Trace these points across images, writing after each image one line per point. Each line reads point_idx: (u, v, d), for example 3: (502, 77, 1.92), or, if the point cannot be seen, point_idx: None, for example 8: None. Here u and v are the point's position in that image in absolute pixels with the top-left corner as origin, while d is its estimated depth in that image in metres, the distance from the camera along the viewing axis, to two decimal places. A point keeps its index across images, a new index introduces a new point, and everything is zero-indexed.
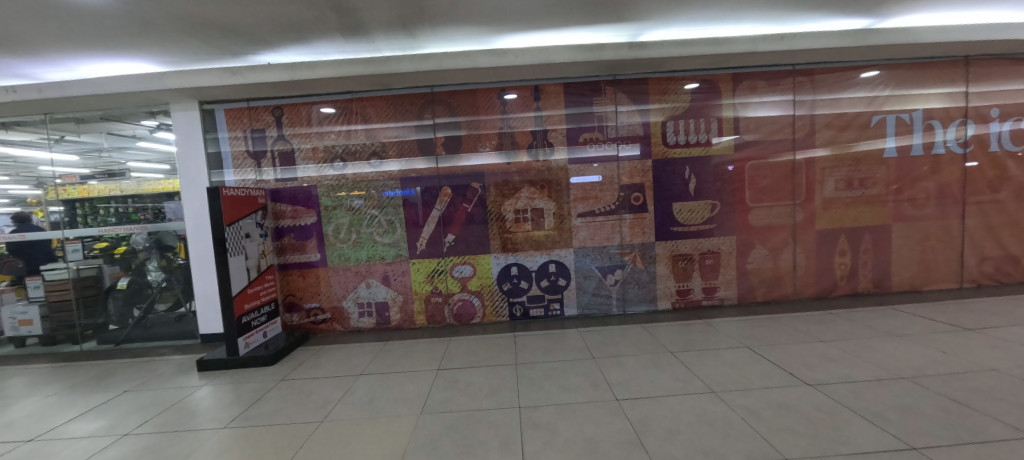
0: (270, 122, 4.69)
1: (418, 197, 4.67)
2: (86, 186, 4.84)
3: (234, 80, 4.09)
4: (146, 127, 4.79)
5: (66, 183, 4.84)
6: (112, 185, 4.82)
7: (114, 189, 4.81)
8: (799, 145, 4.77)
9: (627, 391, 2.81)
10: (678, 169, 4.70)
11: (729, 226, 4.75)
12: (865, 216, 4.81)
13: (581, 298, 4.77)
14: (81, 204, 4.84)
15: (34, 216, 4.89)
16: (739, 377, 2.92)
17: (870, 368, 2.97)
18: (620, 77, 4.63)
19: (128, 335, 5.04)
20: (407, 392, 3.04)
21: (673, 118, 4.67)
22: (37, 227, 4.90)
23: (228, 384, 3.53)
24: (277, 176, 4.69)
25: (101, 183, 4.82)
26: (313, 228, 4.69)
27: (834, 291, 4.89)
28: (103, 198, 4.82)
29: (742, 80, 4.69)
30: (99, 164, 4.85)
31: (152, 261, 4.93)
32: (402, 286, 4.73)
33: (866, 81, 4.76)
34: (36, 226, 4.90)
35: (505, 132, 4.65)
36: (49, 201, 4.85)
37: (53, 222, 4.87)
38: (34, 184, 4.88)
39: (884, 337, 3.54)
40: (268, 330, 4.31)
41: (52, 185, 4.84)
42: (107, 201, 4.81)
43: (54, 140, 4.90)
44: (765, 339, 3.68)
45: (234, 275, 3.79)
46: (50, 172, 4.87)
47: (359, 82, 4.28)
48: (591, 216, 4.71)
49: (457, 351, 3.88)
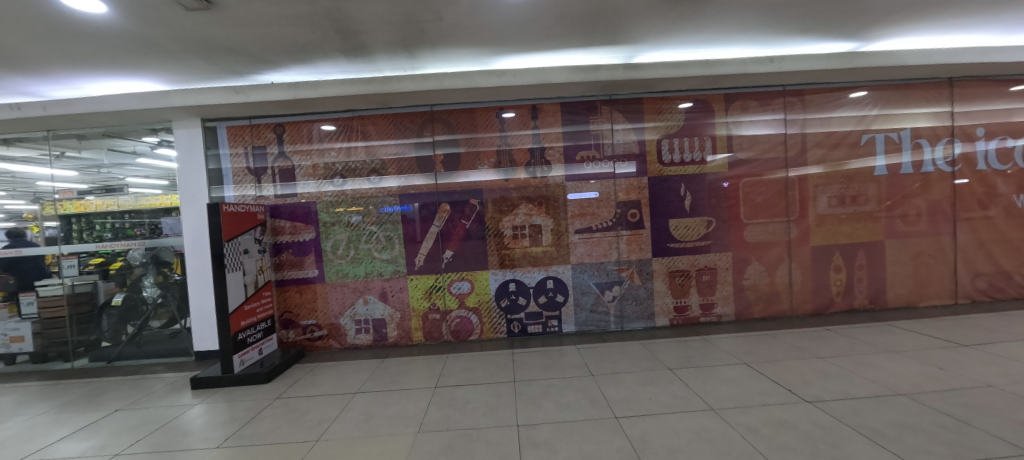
0: (271, 140, 4.76)
1: (416, 214, 4.71)
2: (84, 201, 4.87)
3: (236, 99, 4.12)
4: (146, 144, 4.85)
5: (64, 198, 4.86)
6: (110, 201, 4.84)
7: (111, 205, 4.84)
8: (792, 163, 4.87)
9: (627, 409, 2.79)
10: (673, 186, 4.77)
11: (725, 242, 4.80)
12: (859, 233, 4.88)
13: (579, 315, 4.76)
14: (77, 219, 4.86)
15: (29, 231, 4.88)
16: (738, 394, 2.91)
17: (868, 385, 2.97)
18: (616, 97, 4.75)
19: (120, 352, 4.96)
20: (404, 411, 3.00)
21: (668, 137, 4.77)
22: (32, 242, 4.88)
23: (222, 402, 3.48)
24: (277, 192, 4.73)
25: (98, 199, 4.87)
26: (312, 244, 4.70)
27: (830, 308, 4.90)
28: (100, 213, 4.85)
29: (734, 100, 4.82)
30: (97, 180, 4.90)
31: (148, 277, 4.91)
32: (399, 302, 4.71)
33: (854, 101, 4.89)
34: (31, 242, 4.88)
35: (503, 149, 4.73)
36: (46, 216, 4.86)
37: (48, 237, 4.86)
38: (31, 199, 4.89)
39: (881, 353, 3.54)
40: (264, 347, 4.26)
41: (50, 201, 4.86)
42: (104, 216, 4.84)
43: (54, 156, 4.94)
44: (763, 355, 3.67)
45: (231, 291, 3.77)
46: (48, 188, 4.89)
47: (360, 101, 4.37)
48: (588, 233, 4.75)
49: (455, 368, 3.84)
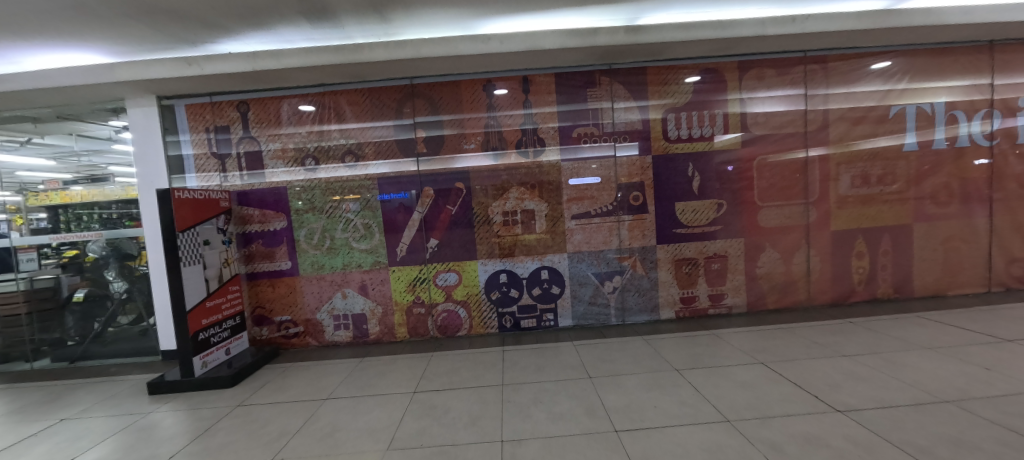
0: (235, 119, 4.33)
1: (414, 201, 4.30)
2: (69, 191, 4.47)
3: (189, 71, 3.71)
4: (111, 128, 4.45)
5: (49, 188, 4.47)
6: (95, 191, 4.40)
7: (99, 195, 4.40)
8: (812, 139, 4.39)
9: (627, 420, 2.43)
10: (680, 165, 4.32)
11: (735, 228, 4.36)
12: (884, 216, 4.42)
13: (577, 308, 4.38)
14: (64, 210, 4.47)
15: (14, 224, 4.50)
16: (755, 401, 2.54)
17: (905, 389, 2.59)
18: (616, 66, 4.27)
19: (84, 351, 4.62)
20: (375, 422, 2.64)
21: (674, 111, 4.31)
22: (8, 234, 4.52)
23: (180, 409, 3.13)
24: (243, 176, 4.32)
25: (84, 188, 4.42)
26: (283, 234, 4.31)
27: (851, 298, 4.49)
28: (86, 204, 4.41)
29: (748, 69, 4.33)
30: (81, 169, 4.46)
31: (111, 270, 4.55)
32: (381, 296, 4.34)
33: (881, 71, 4.40)
34: (7, 234, 4.51)
35: (492, 129, 4.29)
36: (31, 207, 4.47)
37: (36, 229, 4.49)
38: (16, 191, 4.49)
39: (914, 350, 3.16)
40: (231, 347, 3.89)
41: (34, 191, 4.47)
42: (91, 207, 4.41)
43: (20, 142, 4.58)
44: (780, 353, 3.28)
45: (189, 288, 3.41)
46: (31, 178, 4.51)
47: (329, 73, 3.91)
48: (586, 218, 4.33)
49: (439, 369, 3.48)
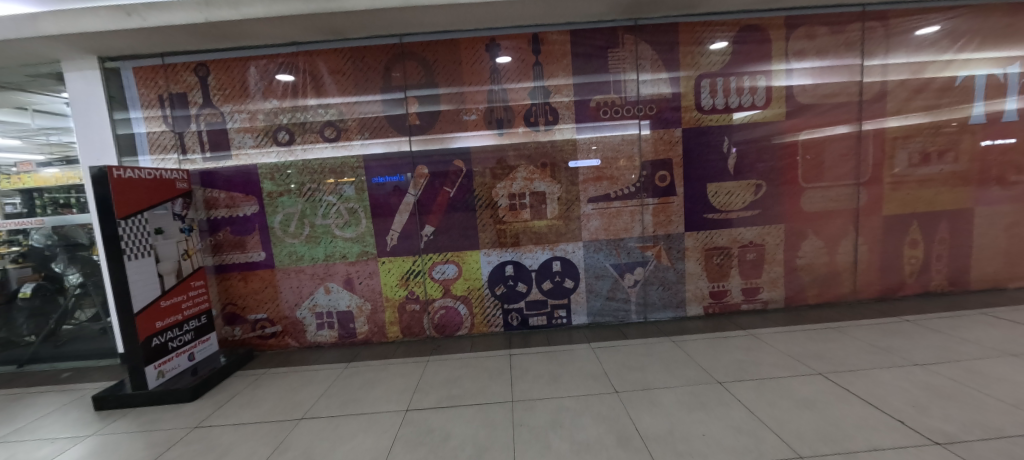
0: (193, 85, 3.68)
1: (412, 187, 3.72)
2: (43, 175, 3.77)
3: (129, 24, 3.04)
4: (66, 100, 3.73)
5: (21, 171, 3.82)
6: (74, 174, 3.72)
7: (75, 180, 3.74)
8: (866, 110, 3.80)
9: (672, 454, 1.93)
10: (714, 140, 3.74)
11: (774, 213, 3.82)
12: (943, 199, 3.89)
13: (592, 303, 3.88)
14: (38, 195, 3.82)
15: None
16: (829, 429, 2.05)
17: (1008, 411, 2.11)
18: (643, 22, 3.63)
19: (35, 353, 4.07)
20: (357, 453, 2.15)
21: (708, 76, 3.69)
22: None
23: (127, 430, 2.63)
24: (206, 155, 3.71)
25: (60, 172, 3.73)
26: (255, 220, 3.73)
27: (899, 291, 4.01)
28: (64, 188, 3.78)
29: (797, 26, 3.70)
30: (54, 148, 3.72)
31: (60, 261, 4.00)
32: (369, 290, 3.81)
33: (952, 30, 3.76)
34: None
35: (498, 101, 3.67)
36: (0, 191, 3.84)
37: (9, 213, 3.87)
38: None
39: (997, 357, 2.68)
40: (196, 351, 3.37)
41: (5, 174, 3.84)
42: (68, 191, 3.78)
43: None
44: (838, 361, 2.80)
45: (137, 285, 2.85)
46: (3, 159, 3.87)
47: (302, 27, 3.25)
48: (605, 202, 3.77)
49: (438, 378, 2.99)
